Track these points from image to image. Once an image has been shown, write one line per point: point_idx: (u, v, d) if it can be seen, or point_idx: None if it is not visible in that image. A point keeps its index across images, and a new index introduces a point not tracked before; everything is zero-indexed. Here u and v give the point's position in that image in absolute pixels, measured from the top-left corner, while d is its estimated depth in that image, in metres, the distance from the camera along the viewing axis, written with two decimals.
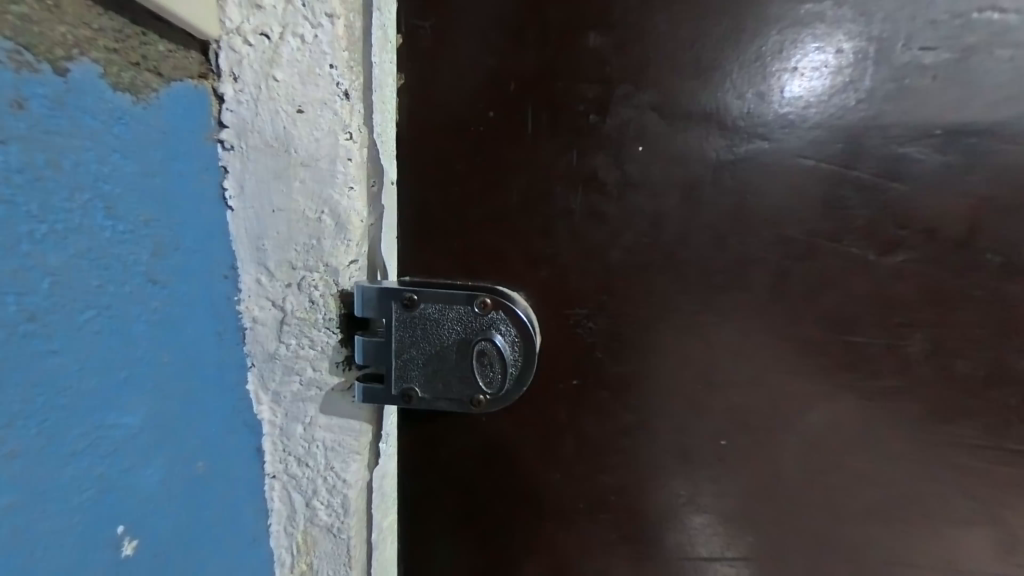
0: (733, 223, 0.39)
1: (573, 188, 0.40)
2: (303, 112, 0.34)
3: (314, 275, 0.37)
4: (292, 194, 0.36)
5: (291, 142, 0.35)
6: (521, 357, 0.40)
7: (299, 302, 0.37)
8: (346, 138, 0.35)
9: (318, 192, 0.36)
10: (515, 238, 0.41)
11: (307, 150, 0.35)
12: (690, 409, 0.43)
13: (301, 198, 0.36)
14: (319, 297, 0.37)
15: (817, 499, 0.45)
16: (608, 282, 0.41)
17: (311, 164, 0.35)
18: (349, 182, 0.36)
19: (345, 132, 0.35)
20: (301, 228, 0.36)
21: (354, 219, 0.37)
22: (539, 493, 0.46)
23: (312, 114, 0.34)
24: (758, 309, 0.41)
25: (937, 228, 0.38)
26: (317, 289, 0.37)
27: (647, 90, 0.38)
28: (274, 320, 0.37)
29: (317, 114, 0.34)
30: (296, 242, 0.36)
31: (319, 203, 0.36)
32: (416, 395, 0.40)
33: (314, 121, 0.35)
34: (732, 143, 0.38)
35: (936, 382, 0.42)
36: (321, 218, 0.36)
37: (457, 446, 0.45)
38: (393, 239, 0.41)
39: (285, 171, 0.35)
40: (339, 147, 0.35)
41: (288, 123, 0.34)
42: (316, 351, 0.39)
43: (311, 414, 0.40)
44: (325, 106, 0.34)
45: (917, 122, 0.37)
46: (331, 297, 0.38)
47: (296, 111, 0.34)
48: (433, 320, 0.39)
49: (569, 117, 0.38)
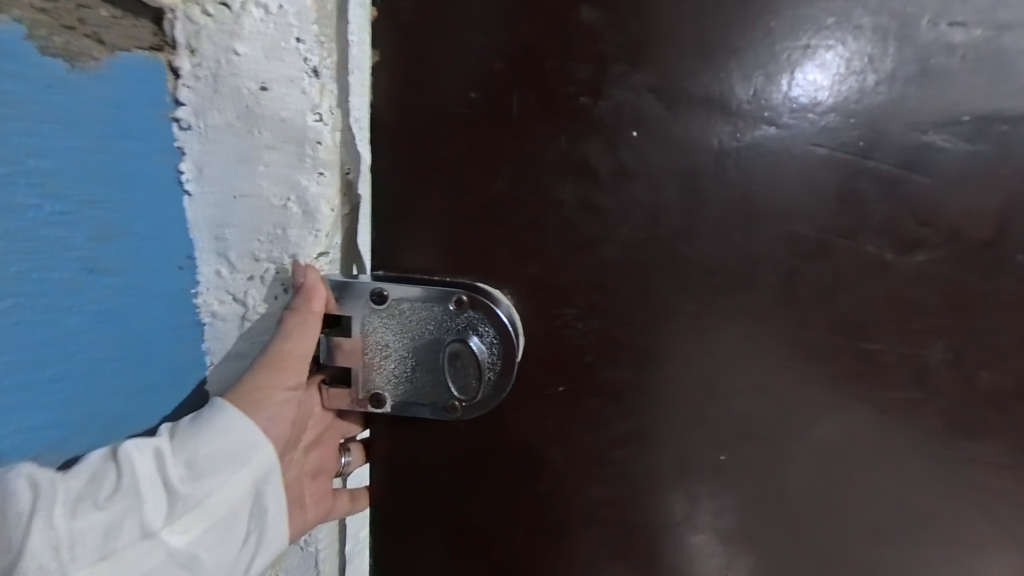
0: (736, 218, 0.36)
1: (563, 177, 0.36)
2: (267, 90, 0.32)
3: (280, 268, 0.34)
4: (257, 179, 0.33)
5: (255, 121, 0.32)
6: (499, 360, 0.38)
7: (263, 296, 0.34)
8: (315, 120, 0.33)
9: (285, 177, 0.33)
10: (500, 231, 0.38)
11: (273, 131, 0.32)
12: (687, 419, 0.40)
13: (266, 183, 0.33)
14: (285, 291, 0.34)
15: (825, 519, 0.41)
16: (599, 281, 0.38)
17: (278, 147, 0.33)
18: (319, 167, 0.34)
19: (314, 112, 0.33)
20: (266, 216, 0.33)
21: (325, 208, 0.34)
22: (524, 507, 0.43)
23: (277, 92, 0.32)
24: (763, 312, 0.38)
25: (962, 225, 0.35)
26: (282, 283, 0.34)
27: (645, 71, 0.35)
28: (236, 316, 0.34)
29: (283, 92, 0.32)
30: (260, 232, 0.34)
31: (286, 189, 0.33)
32: (385, 399, 0.38)
33: (280, 99, 0.32)
34: (737, 129, 0.35)
35: (959, 395, 0.38)
36: (288, 206, 0.33)
37: (434, 454, 0.42)
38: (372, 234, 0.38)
39: (248, 154, 0.32)
40: (308, 129, 0.33)
41: (251, 101, 0.32)
42: None
43: None
44: (292, 83, 0.32)
45: (943, 107, 0.33)
46: None
47: (260, 88, 0.32)
48: (405, 318, 0.36)
49: (558, 100, 0.35)
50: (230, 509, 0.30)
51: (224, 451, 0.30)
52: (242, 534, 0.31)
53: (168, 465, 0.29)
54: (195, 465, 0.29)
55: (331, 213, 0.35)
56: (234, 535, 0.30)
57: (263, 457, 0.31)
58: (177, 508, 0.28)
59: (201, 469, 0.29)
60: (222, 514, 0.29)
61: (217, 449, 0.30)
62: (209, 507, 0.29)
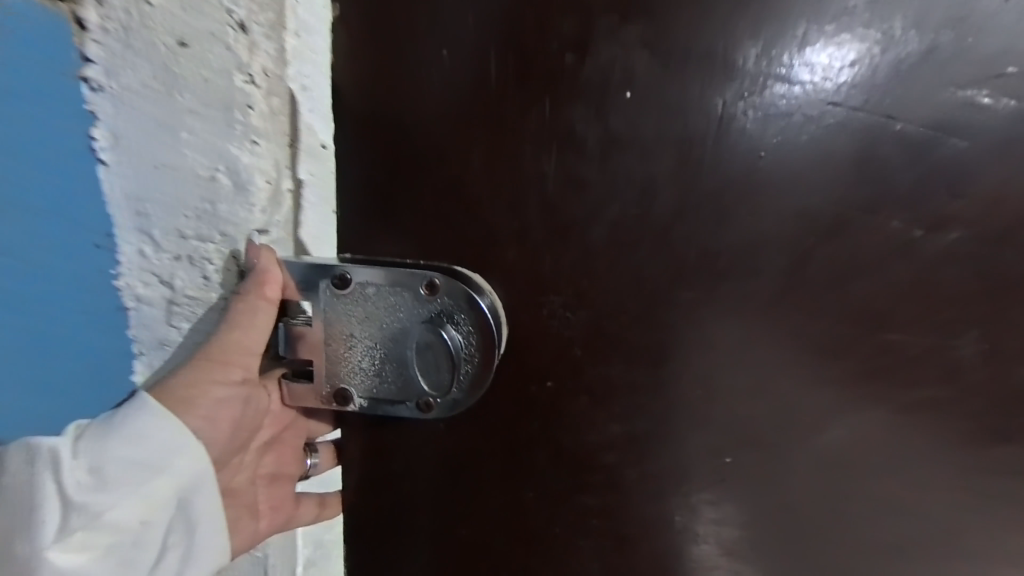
0: (740, 193, 0.32)
1: (545, 147, 0.32)
2: (186, 46, 0.29)
3: (207, 247, 0.32)
4: (181, 147, 0.31)
5: (175, 83, 0.30)
6: (478, 354, 0.34)
7: (190, 278, 0.33)
8: (244, 80, 0.30)
9: (212, 145, 0.31)
10: (473, 210, 0.34)
11: (196, 94, 0.30)
12: (685, 419, 0.36)
13: (190, 151, 0.31)
14: (212, 271, 0.32)
15: (841, 531, 0.37)
16: (585, 266, 0.34)
17: (202, 112, 0.30)
18: (250, 135, 0.31)
19: (243, 72, 0.30)
20: (192, 188, 0.31)
21: (259, 179, 0.32)
22: (506, 516, 0.39)
23: (198, 49, 0.29)
24: (772, 298, 0.33)
25: (1003, 197, 0.30)
26: (210, 262, 0.32)
27: (636, 23, 0.30)
28: (161, 299, 0.33)
29: (204, 48, 0.29)
30: (186, 206, 0.32)
31: (214, 158, 0.31)
32: (351, 397, 0.34)
33: (201, 58, 0.30)
34: (745, 88, 0.31)
35: (998, 392, 0.34)
36: (216, 176, 0.31)
37: (407, 458, 0.38)
38: (327, 216, 0.34)
39: (170, 120, 0.30)
40: (236, 91, 0.30)
41: (168, 59, 0.29)
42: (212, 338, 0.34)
43: None
44: (215, 40, 0.29)
45: (985, 57, 0.29)
46: (229, 271, 0.33)
47: (178, 45, 0.29)
48: (370, 305, 0.33)
49: (539, 59, 0.31)
50: (137, 522, 0.28)
51: (135, 457, 0.28)
52: (147, 550, 0.29)
53: (64, 473, 0.27)
54: (98, 472, 0.28)
55: (267, 186, 0.32)
56: (144, 548, 0.29)
57: (176, 466, 0.30)
58: (72, 520, 0.27)
59: (102, 479, 0.28)
60: (121, 530, 0.28)
61: (126, 455, 0.28)
62: (106, 521, 0.27)
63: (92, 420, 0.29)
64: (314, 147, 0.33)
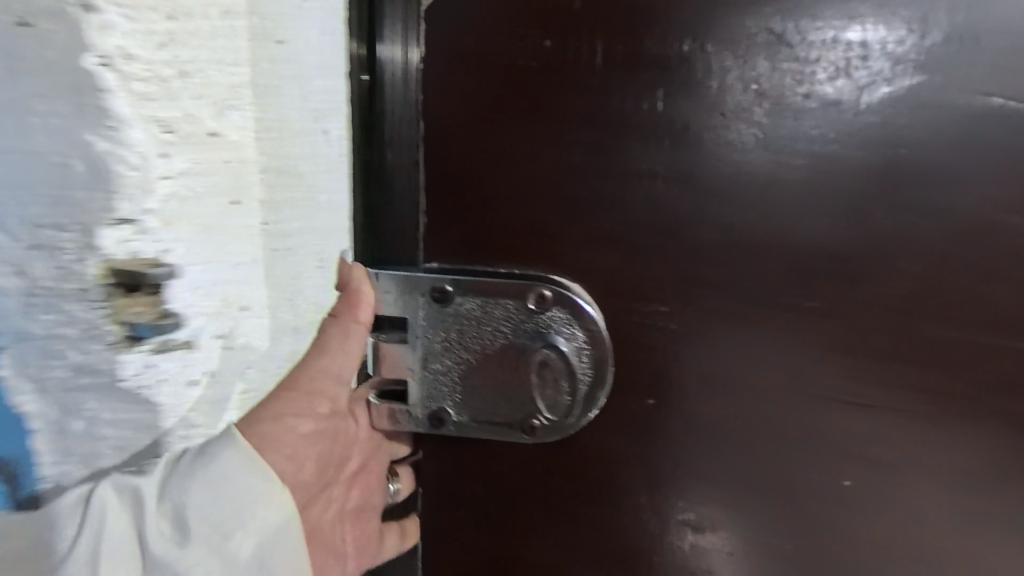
0: (868, 188, 0.31)
1: (656, 142, 0.31)
2: (27, 25, 0.29)
3: (66, 237, 0.32)
4: (28, 133, 0.30)
5: (16, 64, 0.29)
6: (590, 363, 0.33)
7: (42, 270, 0.32)
8: (97, 63, 0.30)
9: (69, 133, 0.30)
10: (574, 211, 0.32)
11: (48, 77, 0.30)
12: (799, 431, 0.34)
13: (41, 137, 0.30)
14: (75, 262, 0.32)
15: (967, 555, 0.34)
16: (691, 270, 0.32)
17: (50, 96, 0.30)
18: (110, 121, 0.31)
19: (99, 56, 0.30)
20: (45, 174, 0.31)
21: (125, 166, 0.31)
22: (596, 535, 0.37)
23: (41, 28, 0.29)
24: (899, 301, 0.32)
25: None
26: (69, 252, 0.32)
27: (760, 13, 0.30)
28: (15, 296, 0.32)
29: (47, 28, 0.29)
30: (41, 191, 0.31)
31: (69, 145, 0.31)
32: (448, 417, 0.33)
33: (47, 39, 0.29)
34: (874, 80, 0.30)
35: None
36: (70, 163, 0.31)
37: (493, 475, 0.36)
38: (229, 208, 0.35)
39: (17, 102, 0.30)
40: (96, 76, 0.30)
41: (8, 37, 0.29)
42: (78, 331, 0.33)
43: (88, 406, 0.34)
44: (68, 22, 0.29)
45: None
46: (96, 264, 0.33)
47: (17, 23, 0.29)
48: (473, 318, 0.32)
49: (654, 49, 0.30)
50: None
51: (215, 509, 0.25)
52: None
53: (145, 522, 0.25)
54: (180, 522, 0.25)
55: (133, 172, 0.32)
56: None
57: (261, 518, 0.26)
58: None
59: (184, 532, 0.25)
60: None
61: (207, 505, 0.25)
62: None
63: (171, 462, 0.27)
64: (200, 135, 0.33)
